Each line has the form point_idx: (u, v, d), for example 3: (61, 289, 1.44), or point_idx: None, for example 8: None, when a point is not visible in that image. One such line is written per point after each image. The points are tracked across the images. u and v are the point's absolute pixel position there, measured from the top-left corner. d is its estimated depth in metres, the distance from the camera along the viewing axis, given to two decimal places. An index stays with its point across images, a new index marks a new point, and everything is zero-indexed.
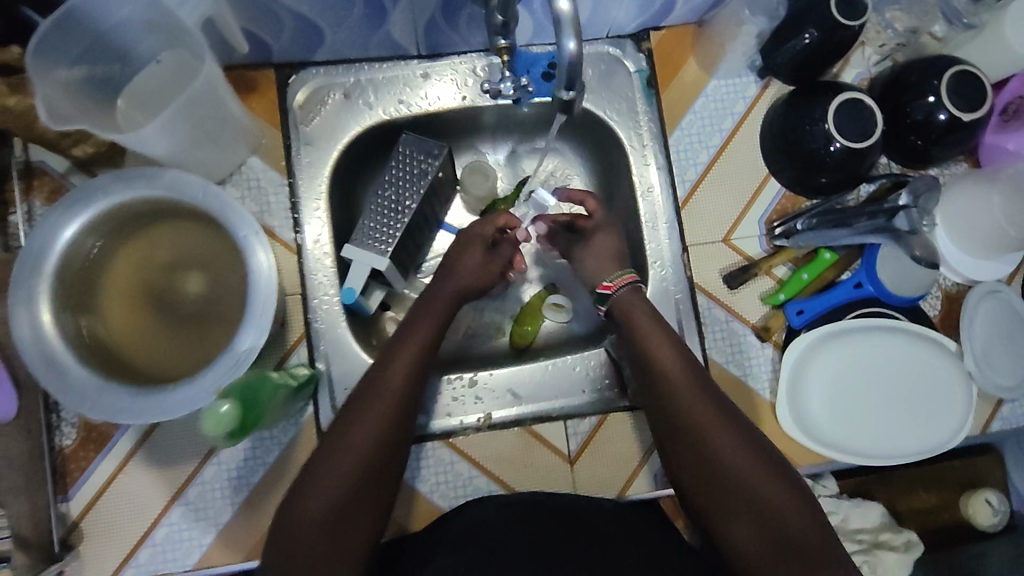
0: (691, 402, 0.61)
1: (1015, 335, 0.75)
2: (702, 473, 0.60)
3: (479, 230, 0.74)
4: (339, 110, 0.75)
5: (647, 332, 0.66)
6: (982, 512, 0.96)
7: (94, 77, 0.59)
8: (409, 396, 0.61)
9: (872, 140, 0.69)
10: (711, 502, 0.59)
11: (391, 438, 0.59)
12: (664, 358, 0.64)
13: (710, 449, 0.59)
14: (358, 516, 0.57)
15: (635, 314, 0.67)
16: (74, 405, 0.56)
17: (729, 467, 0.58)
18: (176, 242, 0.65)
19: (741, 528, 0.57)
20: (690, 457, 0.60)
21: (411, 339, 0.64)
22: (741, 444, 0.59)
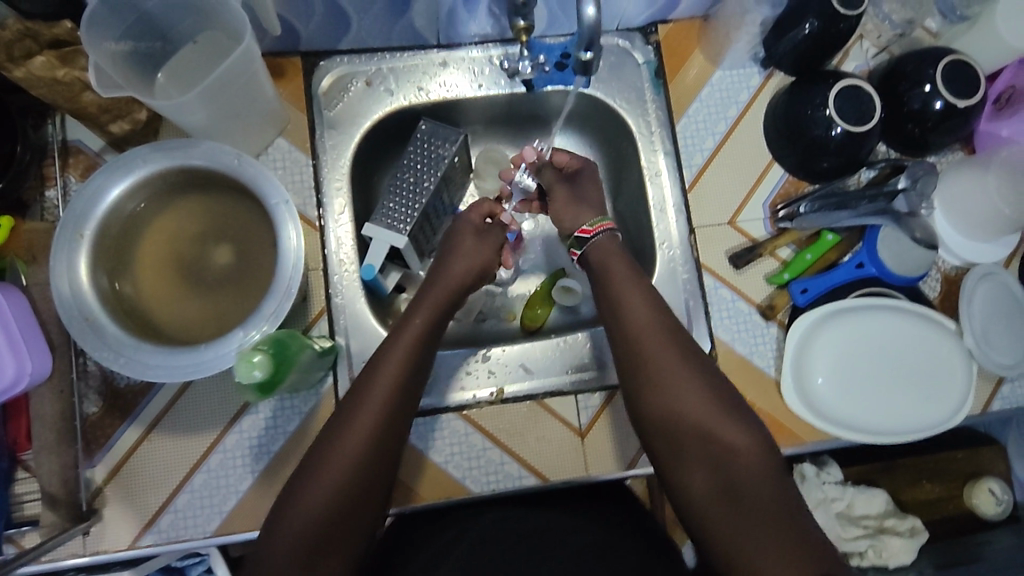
0: (660, 353, 0.64)
1: (1012, 315, 0.77)
2: (664, 422, 0.62)
3: (469, 216, 0.78)
4: (362, 96, 0.78)
5: (614, 279, 0.68)
6: (987, 502, 0.95)
7: (137, 52, 0.63)
8: (414, 376, 0.63)
9: (869, 124, 0.73)
10: (671, 450, 0.62)
11: (395, 413, 0.61)
12: (632, 306, 0.66)
13: (673, 399, 0.62)
14: (371, 492, 0.59)
15: (611, 261, 0.70)
16: (108, 360, 0.59)
17: (692, 416, 0.61)
18: (206, 213, 0.68)
19: (697, 475, 0.60)
20: (653, 405, 0.63)
21: (416, 321, 0.67)
22: (704, 396, 0.62)
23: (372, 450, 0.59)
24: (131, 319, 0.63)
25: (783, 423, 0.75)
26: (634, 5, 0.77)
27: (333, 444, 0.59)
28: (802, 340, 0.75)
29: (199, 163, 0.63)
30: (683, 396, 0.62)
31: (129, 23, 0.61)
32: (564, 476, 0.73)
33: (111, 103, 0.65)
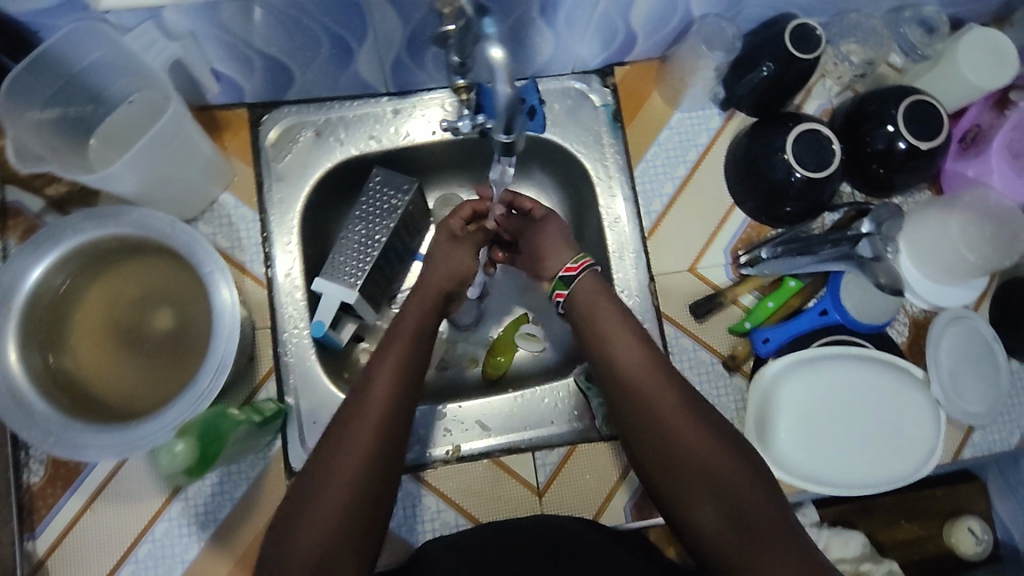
0: (654, 389, 0.62)
1: (982, 360, 0.75)
2: (663, 457, 0.61)
3: (449, 220, 0.75)
4: (311, 147, 0.76)
5: (602, 319, 0.67)
6: (966, 542, 0.93)
7: (66, 117, 0.61)
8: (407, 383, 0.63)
9: (829, 169, 0.70)
10: (672, 483, 0.60)
11: (393, 418, 0.61)
12: (620, 346, 0.65)
13: (670, 432, 0.60)
14: (374, 496, 0.58)
15: (596, 301, 0.68)
16: (37, 441, 0.57)
17: (692, 450, 0.59)
18: (143, 279, 0.66)
19: (705, 510, 0.58)
20: (650, 441, 0.61)
21: (405, 326, 0.67)
22: (701, 431, 0.60)
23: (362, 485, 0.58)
24: (65, 394, 0.61)
25: None
26: (588, 49, 0.76)
27: (332, 451, 0.58)
28: (763, 393, 0.73)
29: (130, 231, 0.62)
30: (679, 429, 0.60)
31: (59, 86, 0.59)
32: None
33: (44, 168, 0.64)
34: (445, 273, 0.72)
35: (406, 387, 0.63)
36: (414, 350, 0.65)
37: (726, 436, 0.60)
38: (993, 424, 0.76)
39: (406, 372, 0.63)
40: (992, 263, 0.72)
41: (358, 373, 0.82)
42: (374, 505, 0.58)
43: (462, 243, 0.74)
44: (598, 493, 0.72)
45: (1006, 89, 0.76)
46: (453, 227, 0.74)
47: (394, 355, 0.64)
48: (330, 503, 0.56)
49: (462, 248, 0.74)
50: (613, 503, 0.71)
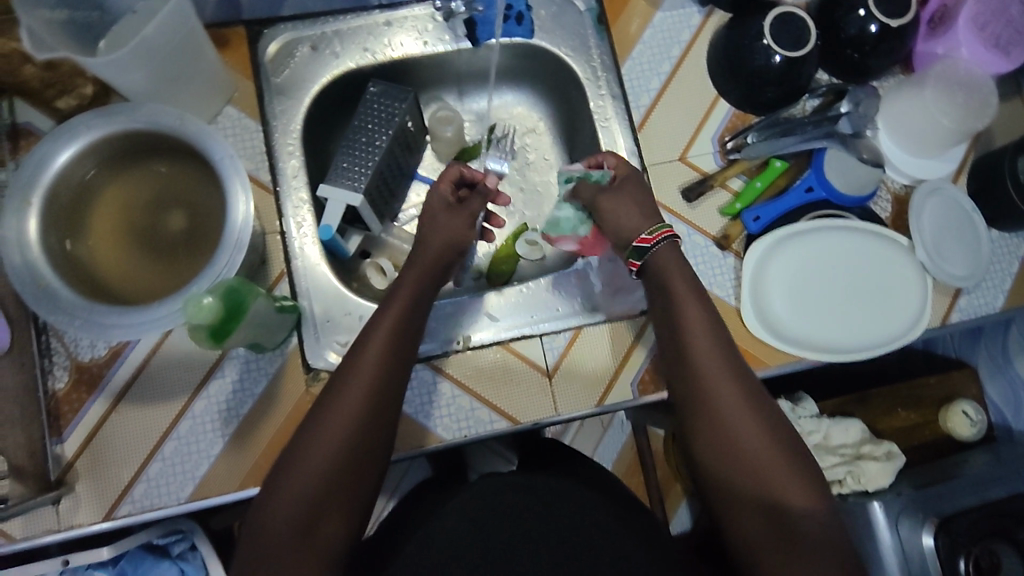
0: (714, 370, 0.60)
1: (961, 228, 0.79)
2: (706, 432, 0.60)
3: (438, 191, 0.73)
4: (308, 61, 0.79)
5: (673, 286, 0.64)
6: (962, 425, 0.96)
7: (74, 21, 0.63)
8: (391, 376, 0.60)
9: (806, 48, 0.74)
10: (706, 454, 0.60)
11: (373, 412, 0.58)
12: (689, 323, 0.62)
13: (722, 409, 0.59)
14: (351, 491, 0.57)
15: (669, 270, 0.65)
16: (64, 323, 0.59)
17: (741, 434, 0.58)
18: (156, 181, 0.68)
19: (720, 469, 0.59)
20: (696, 415, 0.60)
21: (387, 314, 0.63)
22: (753, 415, 0.59)
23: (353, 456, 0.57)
24: (86, 285, 0.63)
25: (749, 349, 0.76)
26: None
27: (303, 445, 0.57)
28: (757, 266, 0.77)
29: (144, 127, 0.63)
30: (728, 412, 0.59)
31: None
32: (535, 417, 0.74)
33: (53, 76, 0.65)
34: (444, 244, 0.70)
35: (388, 384, 0.60)
36: (398, 340, 0.62)
37: (772, 426, 0.59)
38: (976, 289, 0.79)
39: (387, 367, 0.60)
40: (966, 125, 0.76)
41: (366, 284, 0.84)
42: (348, 498, 0.57)
43: (458, 211, 0.72)
44: (605, 372, 0.76)
45: None
46: (445, 197, 0.73)
47: (375, 350, 0.60)
48: (297, 495, 0.55)
49: (460, 215, 0.72)
50: (619, 381, 0.75)
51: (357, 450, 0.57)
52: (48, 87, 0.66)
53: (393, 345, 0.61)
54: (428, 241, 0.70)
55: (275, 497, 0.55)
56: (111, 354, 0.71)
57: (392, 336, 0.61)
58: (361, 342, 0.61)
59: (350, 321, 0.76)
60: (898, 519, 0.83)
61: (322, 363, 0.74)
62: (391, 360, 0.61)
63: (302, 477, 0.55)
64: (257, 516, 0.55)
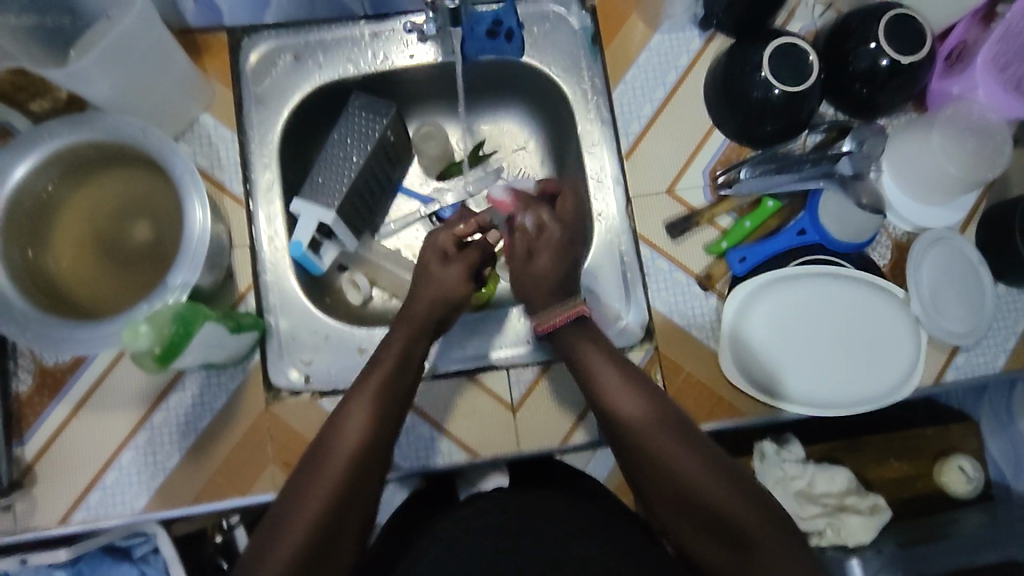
0: (661, 440, 0.59)
1: (965, 281, 0.74)
2: (674, 502, 0.59)
3: (438, 240, 0.70)
4: (290, 71, 0.77)
5: (590, 362, 0.64)
6: (957, 481, 0.91)
7: (43, 27, 0.62)
8: (371, 451, 0.58)
9: (807, 84, 0.69)
10: (680, 520, 0.59)
11: (347, 493, 0.56)
12: (623, 399, 0.62)
13: (682, 478, 0.58)
14: (329, 569, 0.55)
15: (582, 347, 0.65)
16: (16, 335, 0.59)
17: (710, 499, 0.57)
18: (121, 191, 0.67)
19: (702, 538, 0.58)
20: (661, 491, 0.59)
21: (362, 394, 0.61)
22: (715, 475, 0.58)
23: (340, 503, 0.56)
24: (44, 295, 0.62)
25: (721, 395, 0.73)
26: None
27: (276, 527, 0.55)
28: (739, 311, 0.73)
29: (108, 139, 0.63)
30: (689, 478, 0.58)
31: None
32: (496, 451, 0.73)
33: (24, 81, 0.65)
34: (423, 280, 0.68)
35: (364, 462, 0.58)
36: (377, 419, 0.60)
37: (741, 482, 0.58)
38: (977, 346, 0.74)
39: (366, 450, 0.58)
40: (972, 176, 0.71)
41: (340, 299, 0.83)
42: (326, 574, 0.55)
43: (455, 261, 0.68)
44: (571, 410, 0.74)
45: (993, 3, 0.73)
46: (443, 247, 0.69)
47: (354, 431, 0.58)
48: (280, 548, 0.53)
49: (455, 269, 0.68)
50: (585, 419, 0.73)
51: (332, 525, 0.55)
52: None
53: (371, 425, 0.59)
54: (417, 296, 0.67)
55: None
56: (74, 360, 0.71)
57: (370, 414, 0.59)
58: (338, 420, 0.59)
59: (315, 340, 0.75)
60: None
61: (284, 381, 0.73)
62: (369, 444, 0.58)
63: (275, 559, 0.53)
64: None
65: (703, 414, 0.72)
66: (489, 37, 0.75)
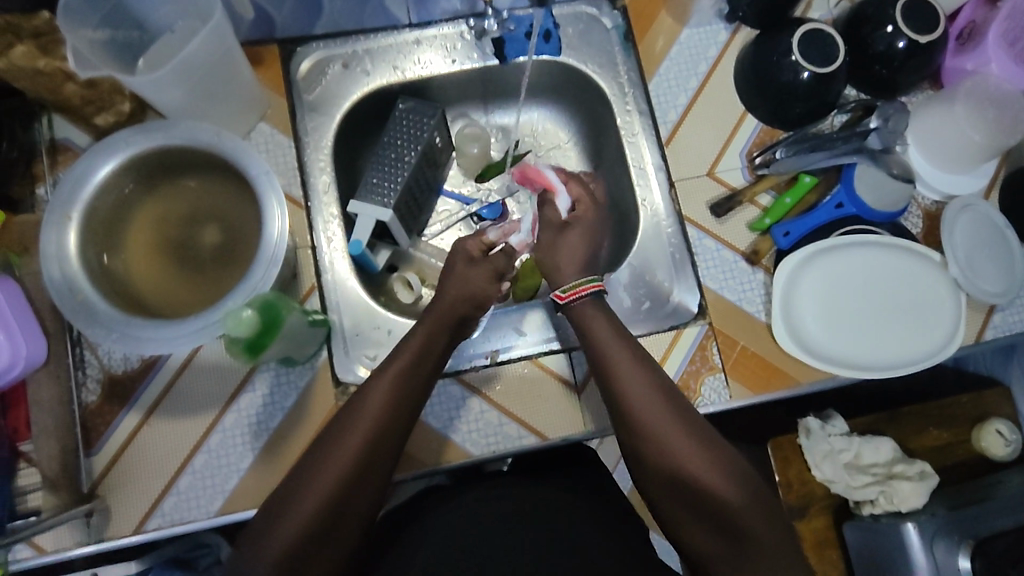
0: (659, 425, 0.60)
1: (993, 244, 0.78)
2: (668, 487, 0.59)
3: (466, 246, 0.71)
4: (340, 79, 0.80)
5: (601, 339, 0.65)
6: (996, 444, 0.92)
7: (115, 40, 0.65)
8: (416, 380, 0.62)
9: (836, 64, 0.74)
10: (675, 510, 0.59)
11: (387, 421, 0.59)
12: (650, 416, 0.60)
13: (681, 465, 0.58)
14: (367, 488, 0.58)
15: (595, 323, 0.66)
16: (101, 336, 0.60)
17: (702, 483, 0.58)
18: (191, 198, 0.69)
19: (695, 525, 0.58)
20: (664, 486, 0.59)
21: (394, 364, 0.62)
22: (719, 469, 0.58)
23: (385, 423, 0.59)
24: (123, 299, 0.64)
25: (777, 366, 0.75)
26: None
27: (323, 448, 0.58)
28: (786, 283, 0.76)
29: (180, 144, 0.65)
30: (724, 495, 0.57)
31: (105, 11, 0.63)
32: (563, 433, 0.74)
33: (94, 94, 0.67)
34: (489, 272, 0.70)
35: (400, 405, 0.60)
36: (414, 372, 0.63)
37: (744, 478, 0.58)
38: (1013, 305, 0.78)
39: (405, 389, 0.61)
40: (999, 141, 0.76)
41: (393, 299, 0.84)
42: (352, 518, 0.57)
43: (480, 264, 0.70)
44: None
45: None
46: (470, 251, 0.70)
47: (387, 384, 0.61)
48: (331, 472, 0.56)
49: (482, 270, 0.70)
50: None
51: (376, 444, 0.58)
52: (88, 104, 0.68)
53: (405, 376, 0.62)
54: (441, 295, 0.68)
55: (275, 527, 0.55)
56: (143, 367, 0.72)
57: (408, 367, 0.62)
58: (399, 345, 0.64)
59: (379, 335, 0.76)
60: (932, 542, 0.81)
61: (352, 377, 0.73)
62: (403, 394, 0.61)
63: (303, 500, 0.56)
64: (260, 530, 0.56)
65: (760, 385, 0.74)
66: (546, 42, 0.82)
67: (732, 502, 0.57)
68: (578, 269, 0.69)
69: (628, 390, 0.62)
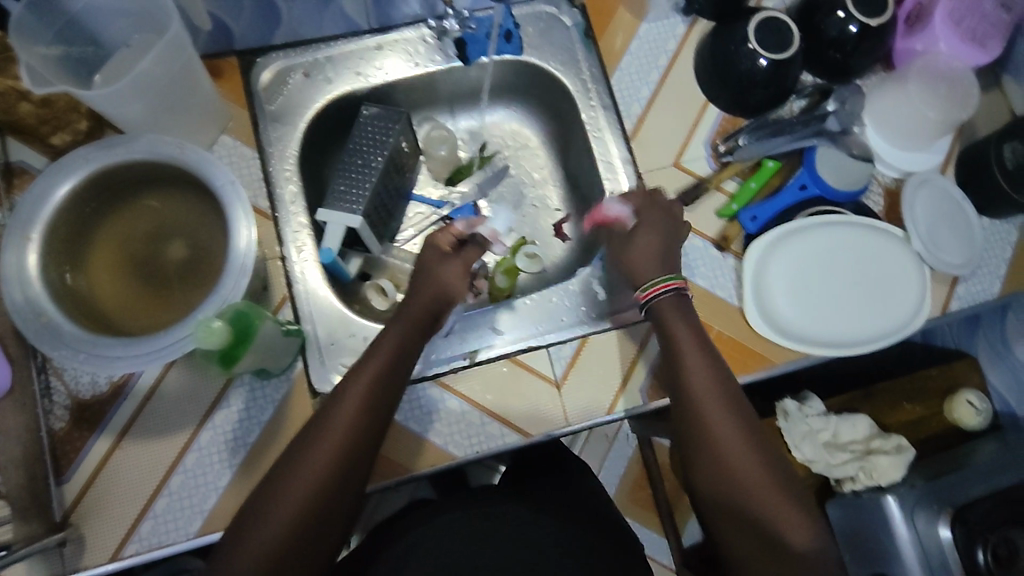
0: (726, 433, 0.62)
1: (951, 217, 0.80)
2: (722, 499, 0.61)
3: (437, 240, 0.74)
4: (302, 87, 0.80)
5: (679, 346, 0.65)
6: (968, 414, 0.94)
7: (70, 56, 0.64)
8: (394, 378, 0.62)
9: (789, 51, 0.75)
10: (724, 520, 0.62)
11: (366, 419, 0.59)
12: (718, 425, 0.62)
13: (741, 477, 0.60)
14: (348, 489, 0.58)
15: (673, 325, 0.67)
16: (67, 358, 0.58)
17: (755, 497, 0.59)
18: (154, 213, 0.68)
19: (739, 536, 0.61)
20: (718, 497, 0.62)
21: (369, 365, 0.61)
22: (773, 484, 0.60)
23: (363, 423, 0.59)
24: (88, 318, 0.62)
25: (753, 348, 0.76)
26: None
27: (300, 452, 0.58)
28: (757, 266, 0.77)
29: (140, 158, 0.64)
30: (771, 511, 0.59)
31: (57, 28, 0.62)
32: (546, 429, 0.74)
33: (49, 113, 0.66)
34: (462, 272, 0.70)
35: (378, 405, 0.60)
36: (393, 369, 0.62)
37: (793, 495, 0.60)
38: (973, 276, 0.80)
39: (382, 387, 0.61)
40: (952, 117, 0.78)
41: (368, 307, 0.83)
42: (332, 520, 0.57)
43: (453, 259, 0.72)
44: (613, 380, 0.76)
45: None
46: (441, 245, 0.73)
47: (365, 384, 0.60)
48: (307, 474, 0.56)
49: (453, 264, 0.71)
50: (626, 389, 0.75)
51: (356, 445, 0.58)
52: (43, 123, 0.66)
53: (383, 374, 0.61)
54: (417, 293, 0.68)
55: (236, 553, 0.54)
56: (113, 389, 0.70)
57: (386, 365, 0.62)
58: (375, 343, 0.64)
59: (355, 342, 0.75)
60: (913, 513, 0.81)
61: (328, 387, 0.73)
62: (381, 391, 0.61)
63: (281, 503, 0.55)
64: (238, 536, 0.55)
65: (738, 368, 0.75)
66: (507, 42, 0.82)
67: (781, 520, 0.59)
68: (656, 265, 0.69)
69: (699, 396, 0.63)
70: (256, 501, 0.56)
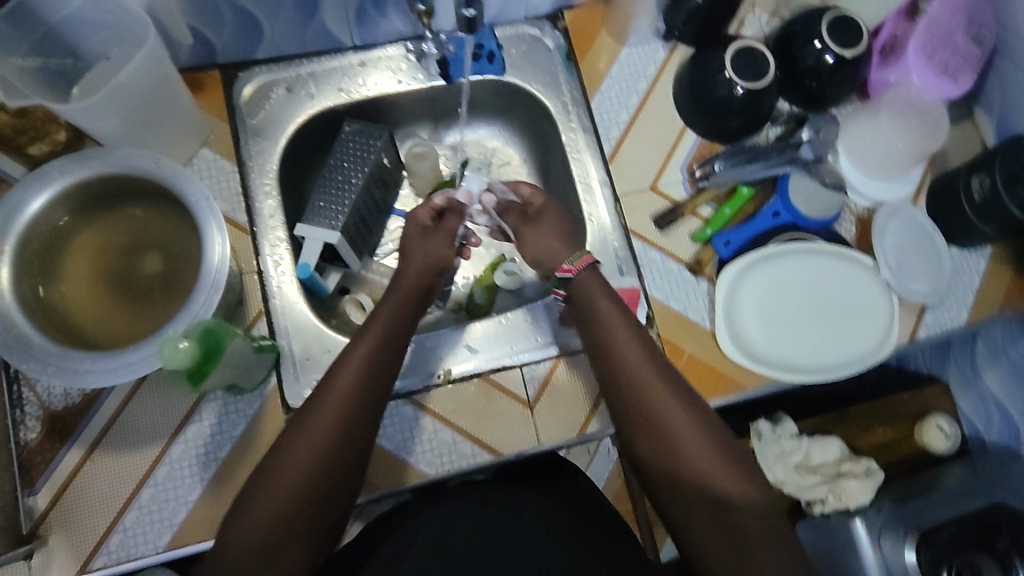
0: (666, 410, 0.62)
1: (920, 246, 0.82)
2: (671, 479, 0.61)
3: (416, 214, 0.77)
4: (283, 102, 0.80)
5: (611, 334, 0.66)
6: (936, 438, 0.95)
7: (48, 68, 0.65)
8: (373, 389, 0.62)
9: (766, 80, 0.76)
10: (678, 502, 0.61)
11: (345, 431, 0.59)
12: (657, 407, 0.62)
13: (686, 454, 0.60)
14: (328, 504, 0.59)
15: (607, 314, 0.67)
16: (35, 372, 0.58)
17: (705, 473, 0.59)
18: (129, 226, 0.68)
19: (694, 519, 0.60)
20: (667, 478, 0.61)
21: (343, 375, 0.61)
22: (719, 457, 0.60)
23: (341, 436, 0.59)
24: (59, 332, 0.62)
25: (724, 372, 0.77)
26: None
27: (277, 467, 0.58)
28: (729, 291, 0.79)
29: (115, 172, 0.64)
30: (721, 485, 0.59)
31: (36, 40, 0.63)
32: (517, 448, 0.74)
33: (26, 122, 0.67)
34: None
35: (355, 416, 0.60)
36: (368, 380, 0.62)
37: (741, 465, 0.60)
38: (942, 304, 0.81)
39: (359, 400, 0.61)
40: (921, 148, 0.80)
41: (345, 322, 0.84)
42: (312, 534, 0.58)
43: (436, 234, 0.77)
44: (584, 401, 0.76)
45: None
46: (421, 218, 0.77)
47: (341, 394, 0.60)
48: (286, 491, 0.57)
49: (437, 238, 0.77)
50: (598, 411, 0.76)
51: (335, 458, 0.59)
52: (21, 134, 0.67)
53: (361, 388, 0.61)
54: (389, 310, 0.68)
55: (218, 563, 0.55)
56: (85, 402, 0.70)
57: (361, 375, 0.62)
58: (348, 350, 0.64)
59: (328, 359, 0.75)
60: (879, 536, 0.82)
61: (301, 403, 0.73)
62: (359, 403, 0.61)
63: (258, 517, 0.56)
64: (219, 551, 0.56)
65: (709, 392, 0.76)
66: (489, 62, 0.83)
67: (732, 494, 0.59)
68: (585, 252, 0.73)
69: (634, 376, 0.64)
70: (230, 518, 0.57)
